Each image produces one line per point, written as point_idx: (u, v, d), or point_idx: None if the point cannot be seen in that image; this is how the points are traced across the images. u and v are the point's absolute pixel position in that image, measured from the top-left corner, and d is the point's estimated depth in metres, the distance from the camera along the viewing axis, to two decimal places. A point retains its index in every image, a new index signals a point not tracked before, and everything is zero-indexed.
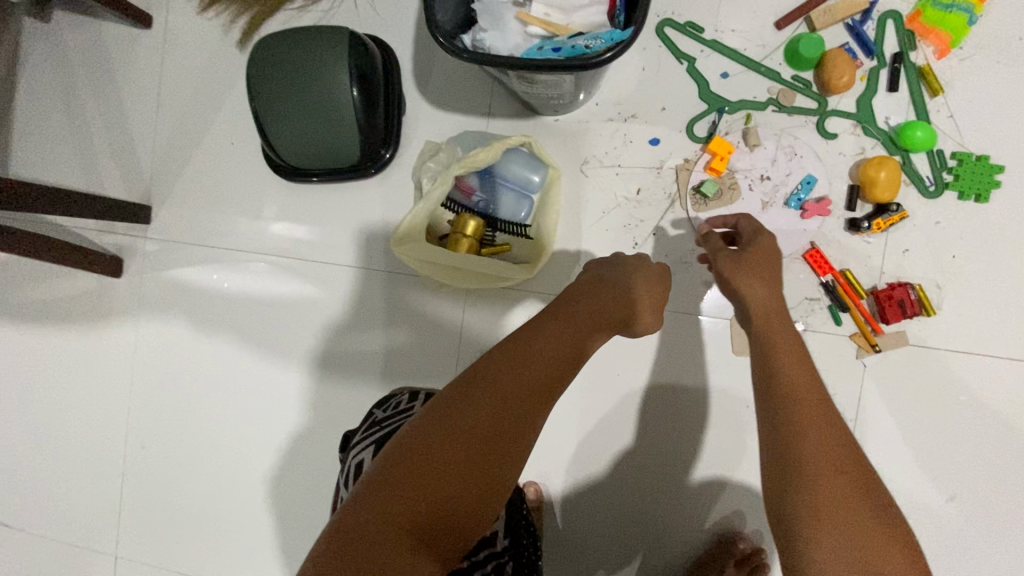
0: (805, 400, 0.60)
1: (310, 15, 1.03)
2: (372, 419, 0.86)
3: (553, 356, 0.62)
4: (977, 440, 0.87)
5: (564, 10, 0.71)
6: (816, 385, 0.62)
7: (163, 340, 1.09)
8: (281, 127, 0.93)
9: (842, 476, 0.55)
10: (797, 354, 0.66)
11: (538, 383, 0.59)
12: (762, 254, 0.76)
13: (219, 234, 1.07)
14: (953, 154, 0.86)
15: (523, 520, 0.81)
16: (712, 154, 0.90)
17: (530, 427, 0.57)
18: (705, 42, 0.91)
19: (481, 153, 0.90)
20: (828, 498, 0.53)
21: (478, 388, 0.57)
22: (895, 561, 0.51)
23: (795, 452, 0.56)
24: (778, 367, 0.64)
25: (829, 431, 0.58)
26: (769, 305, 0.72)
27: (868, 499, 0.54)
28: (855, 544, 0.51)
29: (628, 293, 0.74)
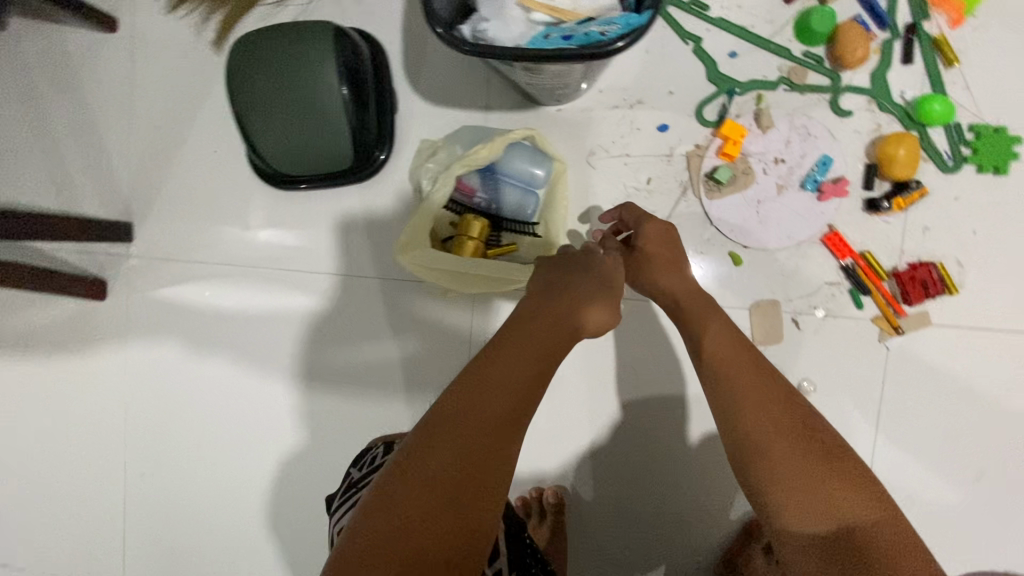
0: (742, 369, 0.63)
1: (289, 9, 0.96)
2: (349, 480, 0.82)
3: (513, 377, 0.60)
4: (1002, 416, 0.86)
5: None
6: (752, 356, 0.65)
7: (155, 363, 1.04)
8: (268, 132, 0.88)
9: (790, 434, 0.58)
10: (725, 329, 0.68)
11: (500, 412, 0.58)
12: (654, 238, 0.77)
13: (208, 248, 1.02)
14: (970, 127, 0.83)
15: (528, 547, 0.80)
16: (723, 139, 0.86)
17: (501, 463, 0.56)
18: (710, 20, 0.87)
19: (482, 150, 0.86)
20: (779, 456, 0.57)
21: (435, 433, 0.56)
22: (854, 501, 0.54)
23: (742, 421, 0.60)
24: (711, 351, 0.67)
25: (769, 393, 0.61)
26: (684, 290, 0.74)
27: (820, 449, 0.57)
28: (813, 493, 0.54)
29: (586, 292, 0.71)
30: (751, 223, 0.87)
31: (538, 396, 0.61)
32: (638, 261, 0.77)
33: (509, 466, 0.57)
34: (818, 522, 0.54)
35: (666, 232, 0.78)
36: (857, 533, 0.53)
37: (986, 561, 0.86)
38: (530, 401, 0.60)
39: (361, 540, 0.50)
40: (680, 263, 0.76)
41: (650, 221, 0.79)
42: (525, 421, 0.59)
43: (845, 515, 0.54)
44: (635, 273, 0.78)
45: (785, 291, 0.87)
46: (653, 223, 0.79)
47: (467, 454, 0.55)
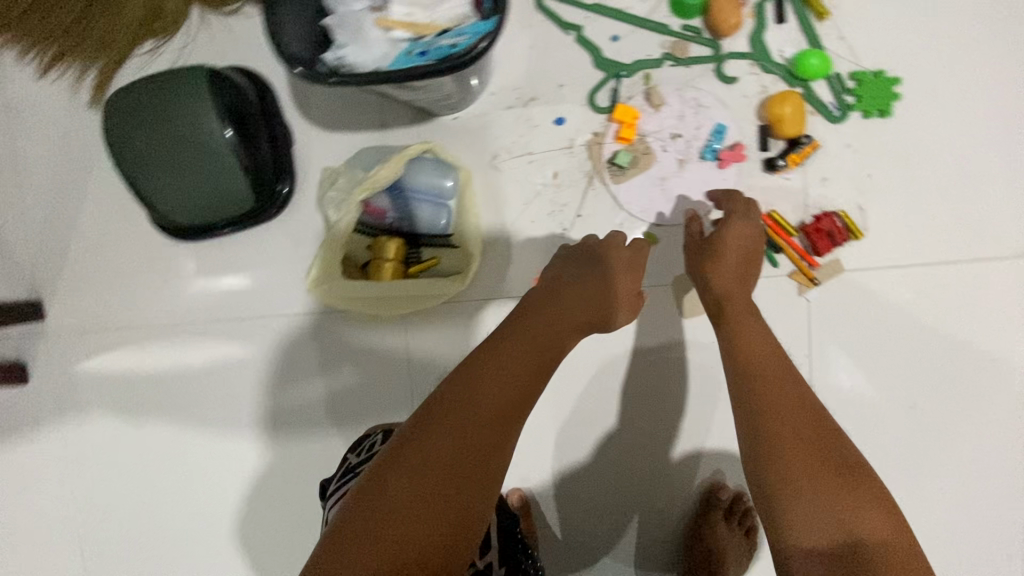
0: (773, 378, 0.67)
1: (164, 56, 0.93)
2: (346, 465, 0.84)
3: (509, 375, 0.67)
4: (923, 346, 0.89)
5: (427, 7, 0.66)
6: (781, 365, 0.69)
7: (94, 439, 1.01)
8: (159, 187, 0.85)
9: (811, 446, 0.61)
10: (758, 333, 0.72)
11: (494, 405, 0.65)
12: (734, 238, 0.77)
13: (127, 313, 0.99)
14: (851, 75, 0.85)
15: (520, 543, 0.83)
16: (618, 123, 0.87)
17: (495, 457, 0.62)
18: (586, 7, 0.87)
19: (380, 172, 0.84)
20: (801, 469, 0.60)
21: (432, 422, 0.62)
22: (867, 516, 0.57)
23: (769, 430, 0.63)
24: (742, 353, 0.70)
25: (800, 409, 0.65)
26: (733, 290, 0.75)
27: (843, 466, 0.60)
28: (831, 509, 0.57)
29: (590, 291, 0.78)
30: (659, 201, 0.88)
31: (531, 398, 0.68)
32: (700, 251, 0.78)
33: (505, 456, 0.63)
34: (827, 536, 0.56)
35: (748, 242, 0.77)
36: (864, 547, 0.56)
37: (932, 487, 0.89)
38: (524, 403, 0.67)
39: (355, 519, 0.56)
40: (747, 276, 0.76)
41: (735, 221, 0.77)
42: (518, 421, 0.66)
43: (856, 530, 0.56)
44: (695, 260, 0.79)
45: None
46: (740, 227, 0.77)
47: (462, 446, 0.61)
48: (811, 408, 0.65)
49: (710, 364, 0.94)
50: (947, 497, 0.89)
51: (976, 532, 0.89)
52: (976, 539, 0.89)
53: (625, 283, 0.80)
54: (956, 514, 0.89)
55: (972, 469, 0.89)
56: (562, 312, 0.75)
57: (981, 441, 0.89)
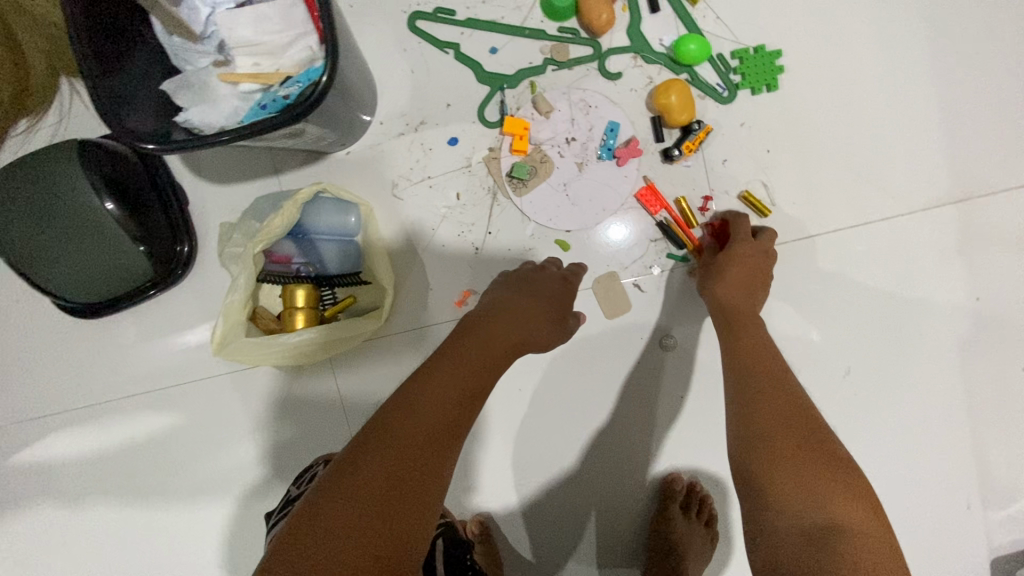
0: (769, 376, 0.68)
1: (42, 133, 0.90)
2: (287, 497, 0.83)
3: (455, 390, 0.66)
4: (848, 311, 0.89)
5: (272, 54, 0.64)
6: (781, 368, 0.70)
7: (33, 534, 0.97)
8: (49, 270, 0.82)
9: (800, 436, 0.61)
10: (760, 339, 0.73)
11: (441, 420, 0.63)
12: (743, 254, 0.80)
13: (49, 400, 0.96)
14: (733, 54, 0.85)
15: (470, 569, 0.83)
16: (511, 135, 0.85)
17: (434, 471, 0.60)
18: (461, 24, 0.86)
19: (274, 220, 0.82)
20: (787, 452, 0.59)
21: (379, 437, 0.60)
22: (845, 502, 0.55)
23: (760, 419, 0.63)
24: (744, 350, 0.72)
25: (793, 406, 0.64)
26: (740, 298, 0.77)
27: (831, 459, 0.58)
28: (811, 489, 0.55)
29: (534, 307, 0.78)
30: (565, 207, 0.87)
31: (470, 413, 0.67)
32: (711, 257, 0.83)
33: (447, 473, 0.62)
34: (803, 516, 0.54)
35: (753, 262, 0.80)
36: (840, 530, 0.52)
37: (879, 448, 0.89)
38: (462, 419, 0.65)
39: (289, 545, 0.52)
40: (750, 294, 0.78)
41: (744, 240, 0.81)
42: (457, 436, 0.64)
43: (836, 514, 0.53)
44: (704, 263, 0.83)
45: (617, 261, 0.88)
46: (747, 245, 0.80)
47: (398, 459, 0.58)
48: (804, 407, 0.64)
49: (649, 364, 0.90)
50: (895, 455, 0.89)
51: (930, 485, 0.89)
52: (931, 492, 0.89)
53: (552, 298, 0.80)
54: (907, 470, 0.89)
55: (916, 423, 0.89)
56: (501, 326, 0.75)
57: (919, 395, 0.89)
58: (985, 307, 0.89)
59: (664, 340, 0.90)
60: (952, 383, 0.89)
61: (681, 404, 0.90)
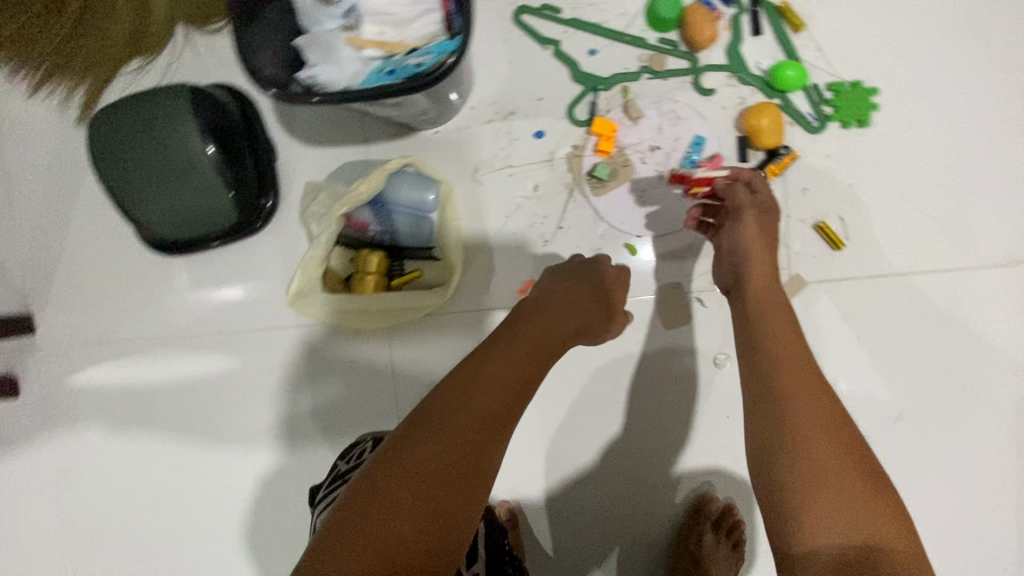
0: (800, 372, 0.63)
1: (151, 75, 0.95)
2: (337, 472, 0.82)
3: (512, 376, 0.66)
4: (909, 354, 0.88)
5: (398, 26, 0.67)
6: (808, 361, 0.64)
7: (80, 452, 1.00)
8: (142, 203, 0.86)
9: (839, 445, 0.57)
10: (789, 330, 0.67)
11: (498, 407, 0.63)
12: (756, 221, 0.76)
13: (116, 327, 1.00)
14: (828, 86, 0.86)
15: (506, 553, 0.83)
16: (598, 136, 0.87)
17: (490, 459, 0.60)
18: (564, 22, 0.88)
19: (360, 185, 0.85)
20: (824, 466, 0.56)
21: (436, 422, 0.61)
22: (881, 517, 0.54)
23: (790, 425, 0.59)
24: (770, 340, 0.66)
25: (820, 403, 0.60)
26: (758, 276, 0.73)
27: (864, 469, 0.57)
28: (851, 508, 0.54)
29: (591, 303, 0.78)
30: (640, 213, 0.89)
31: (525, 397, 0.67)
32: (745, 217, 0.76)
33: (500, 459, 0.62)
34: (843, 538, 0.53)
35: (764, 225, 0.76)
36: (878, 552, 0.53)
37: (925, 497, 0.88)
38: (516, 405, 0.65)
39: (341, 525, 0.55)
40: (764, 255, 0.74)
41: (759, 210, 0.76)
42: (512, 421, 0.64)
43: (875, 532, 0.53)
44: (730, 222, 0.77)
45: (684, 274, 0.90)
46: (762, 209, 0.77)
47: (453, 449, 0.59)
48: (831, 403, 0.60)
49: (698, 378, 0.91)
50: (937, 509, 0.87)
51: (967, 543, 0.87)
52: (968, 552, 0.87)
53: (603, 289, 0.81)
54: (946, 526, 0.87)
55: (962, 480, 0.87)
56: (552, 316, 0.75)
57: (969, 451, 0.87)
58: None
59: (717, 357, 0.90)
60: (1005, 445, 0.87)
61: (725, 424, 0.91)
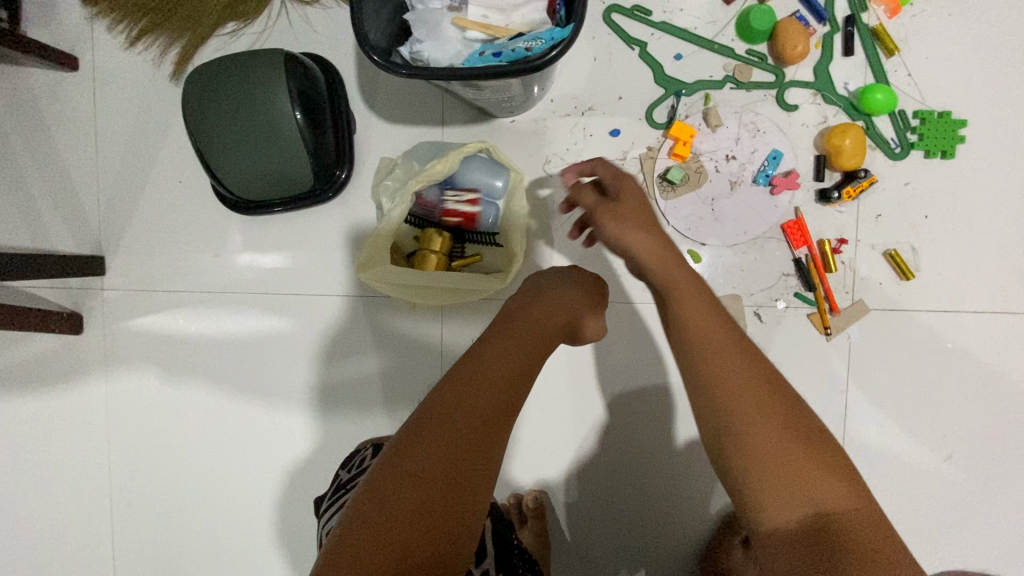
0: (720, 349, 0.58)
1: (243, 39, 0.99)
2: (338, 481, 0.86)
3: (504, 371, 0.66)
4: (968, 393, 0.86)
5: (503, 10, 0.68)
6: (731, 331, 0.60)
7: (133, 394, 1.04)
8: (227, 161, 0.89)
9: (772, 413, 0.54)
10: (704, 305, 0.62)
11: (494, 405, 0.63)
12: (630, 197, 0.70)
13: (181, 277, 1.03)
14: (915, 113, 0.85)
15: (516, 548, 0.83)
16: (674, 140, 0.88)
17: (489, 458, 0.61)
18: (653, 24, 0.89)
19: (437, 164, 0.86)
20: (759, 442, 0.53)
21: (432, 425, 0.61)
22: (826, 484, 0.52)
23: (719, 405, 0.55)
24: (690, 322, 0.61)
25: (749, 373, 0.56)
26: (656, 250, 0.67)
27: (803, 434, 0.54)
28: (791, 480, 0.52)
29: (584, 302, 0.78)
30: (707, 221, 0.89)
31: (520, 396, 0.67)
32: (613, 207, 0.70)
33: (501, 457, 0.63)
34: (796, 512, 0.51)
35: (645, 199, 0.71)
36: (830, 522, 0.51)
37: (966, 539, 0.86)
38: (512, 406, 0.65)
39: (349, 538, 0.54)
40: (657, 227, 0.69)
41: (626, 182, 0.72)
42: (509, 421, 0.64)
43: (823, 500, 0.51)
44: (605, 220, 0.70)
45: (745, 285, 0.88)
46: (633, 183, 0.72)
47: (454, 451, 0.59)
48: (760, 369, 0.57)
49: None
50: (974, 553, 0.86)
51: None
52: None
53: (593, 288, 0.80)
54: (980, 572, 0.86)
55: (1006, 526, 0.86)
56: (542, 315, 0.74)
57: (1016, 498, 0.86)
58: None
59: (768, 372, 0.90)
60: None
61: None
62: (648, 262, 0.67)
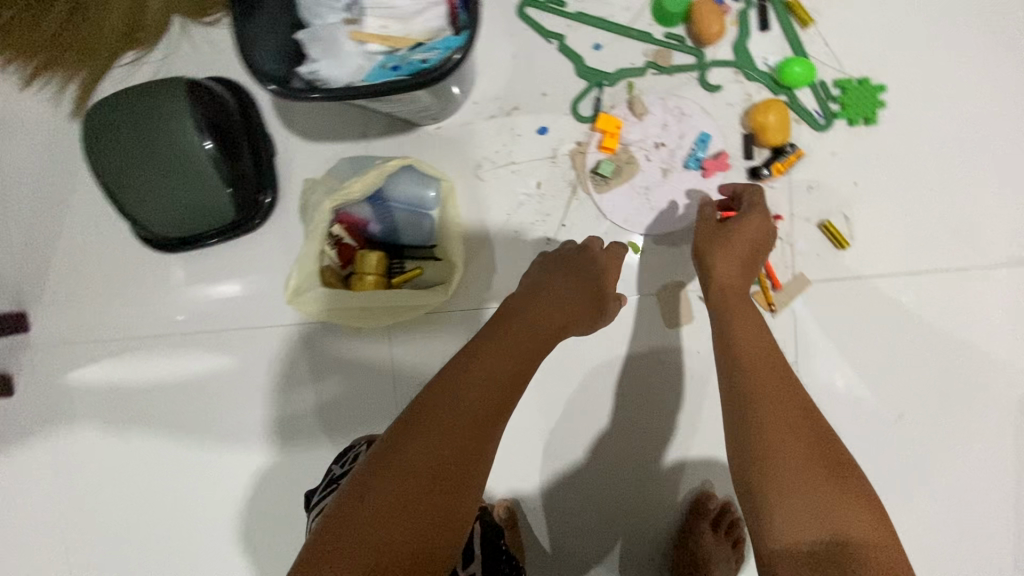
0: (766, 376, 0.66)
1: (145, 68, 0.93)
2: (331, 475, 0.83)
3: (501, 371, 0.67)
4: (911, 354, 0.88)
5: (402, 19, 0.65)
6: (779, 365, 0.67)
7: (75, 452, 0.99)
8: (140, 199, 0.85)
9: (804, 441, 0.60)
10: (759, 335, 0.70)
11: (488, 400, 0.64)
12: (746, 232, 0.76)
13: (111, 325, 0.98)
14: (835, 83, 0.85)
15: (503, 553, 0.83)
16: (601, 132, 0.87)
17: (481, 452, 0.61)
18: (568, 15, 0.87)
19: (353, 185, 0.83)
20: (785, 464, 0.59)
21: (429, 418, 0.61)
22: (849, 512, 0.56)
23: (753, 423, 0.62)
24: (740, 343, 0.69)
25: (790, 404, 0.63)
26: (729, 284, 0.75)
27: (837, 466, 0.59)
28: (816, 500, 0.56)
29: (579, 297, 0.78)
30: (643, 211, 0.88)
31: (512, 402, 0.67)
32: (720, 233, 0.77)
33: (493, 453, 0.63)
34: (812, 531, 0.55)
35: (760, 239, 0.77)
36: (845, 545, 0.54)
37: (924, 497, 0.88)
38: (503, 410, 0.65)
39: (338, 524, 0.54)
40: (749, 271, 0.76)
41: (751, 216, 0.77)
42: (502, 418, 0.64)
43: (843, 527, 0.55)
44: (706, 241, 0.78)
45: (686, 271, 0.89)
46: (759, 221, 0.77)
47: (448, 441, 0.59)
48: (801, 404, 0.63)
49: (699, 376, 0.91)
50: (936, 509, 0.88)
51: (964, 542, 0.88)
52: (965, 551, 0.87)
53: (594, 281, 0.80)
54: (943, 525, 0.88)
55: (960, 478, 0.88)
56: (538, 317, 0.74)
57: (968, 450, 0.88)
58: None
59: None
60: (1003, 445, 0.87)
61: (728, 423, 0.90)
62: (721, 282, 0.75)
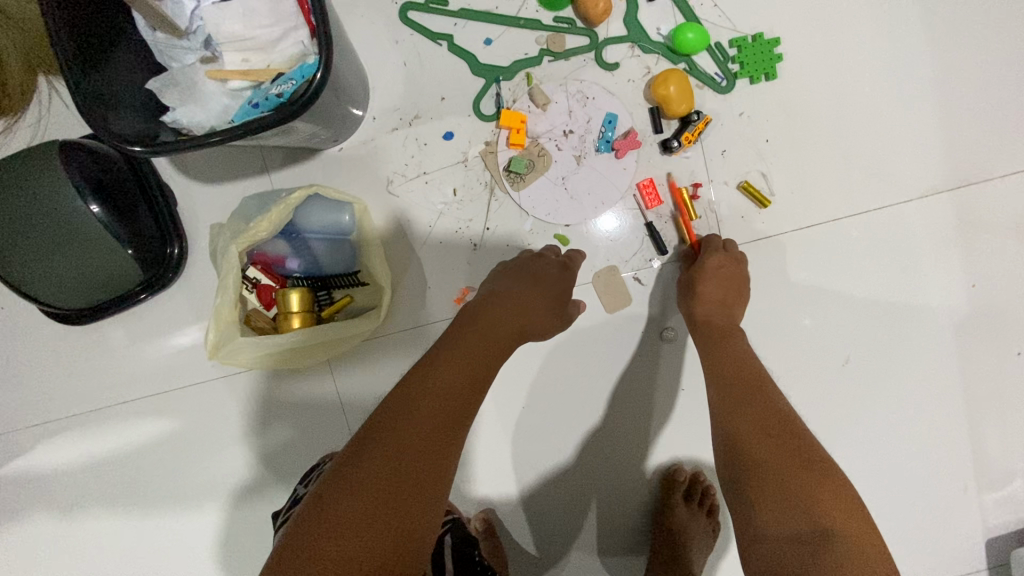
0: (745, 392, 0.68)
1: (19, 135, 0.87)
2: (296, 496, 0.81)
3: (461, 375, 0.65)
4: (848, 297, 0.89)
5: (262, 49, 0.64)
6: (759, 377, 0.70)
7: (23, 546, 0.94)
8: (37, 275, 0.80)
9: (780, 442, 0.61)
10: (742, 351, 0.73)
11: (448, 406, 0.62)
12: (713, 270, 0.80)
13: (37, 408, 0.93)
14: (731, 43, 0.85)
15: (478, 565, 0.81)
16: (508, 129, 0.84)
17: (444, 460, 0.58)
18: (453, 15, 0.85)
19: (261, 222, 0.80)
20: (766, 464, 0.59)
21: (387, 426, 0.58)
22: (829, 504, 0.56)
23: (734, 433, 0.64)
24: (720, 360, 0.73)
25: (768, 412, 0.65)
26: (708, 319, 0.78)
27: (813, 458, 0.59)
28: (791, 494, 0.57)
29: (534, 296, 0.77)
30: (564, 201, 0.87)
31: (475, 402, 0.65)
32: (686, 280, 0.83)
33: (456, 461, 0.60)
34: (794, 524, 0.55)
35: (729, 274, 0.80)
36: (827, 534, 0.54)
37: (882, 434, 0.89)
38: (468, 409, 0.63)
39: (294, 542, 0.51)
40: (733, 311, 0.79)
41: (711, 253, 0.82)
42: (464, 426, 0.62)
43: (823, 518, 0.55)
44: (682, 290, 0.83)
45: (618, 254, 0.88)
46: (721, 257, 0.81)
47: (408, 447, 0.57)
48: (781, 412, 0.65)
49: (649, 356, 0.90)
50: (894, 443, 0.89)
51: (928, 471, 0.89)
52: (930, 479, 0.89)
53: (554, 286, 0.80)
54: (904, 458, 0.89)
55: (914, 410, 0.89)
56: (495, 316, 0.73)
57: (917, 382, 0.89)
58: (986, 292, 0.88)
59: (664, 331, 0.89)
60: (951, 371, 0.89)
61: (684, 397, 0.90)
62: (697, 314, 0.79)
